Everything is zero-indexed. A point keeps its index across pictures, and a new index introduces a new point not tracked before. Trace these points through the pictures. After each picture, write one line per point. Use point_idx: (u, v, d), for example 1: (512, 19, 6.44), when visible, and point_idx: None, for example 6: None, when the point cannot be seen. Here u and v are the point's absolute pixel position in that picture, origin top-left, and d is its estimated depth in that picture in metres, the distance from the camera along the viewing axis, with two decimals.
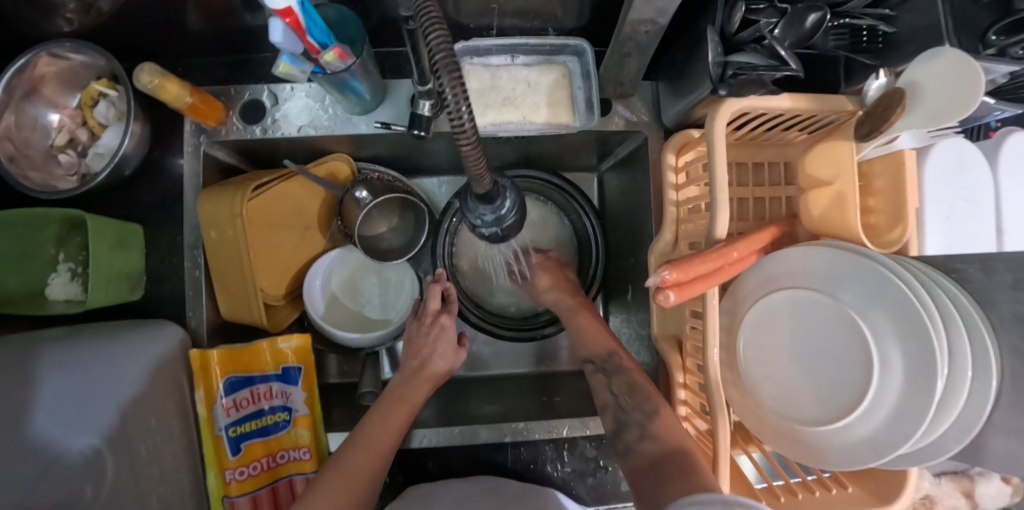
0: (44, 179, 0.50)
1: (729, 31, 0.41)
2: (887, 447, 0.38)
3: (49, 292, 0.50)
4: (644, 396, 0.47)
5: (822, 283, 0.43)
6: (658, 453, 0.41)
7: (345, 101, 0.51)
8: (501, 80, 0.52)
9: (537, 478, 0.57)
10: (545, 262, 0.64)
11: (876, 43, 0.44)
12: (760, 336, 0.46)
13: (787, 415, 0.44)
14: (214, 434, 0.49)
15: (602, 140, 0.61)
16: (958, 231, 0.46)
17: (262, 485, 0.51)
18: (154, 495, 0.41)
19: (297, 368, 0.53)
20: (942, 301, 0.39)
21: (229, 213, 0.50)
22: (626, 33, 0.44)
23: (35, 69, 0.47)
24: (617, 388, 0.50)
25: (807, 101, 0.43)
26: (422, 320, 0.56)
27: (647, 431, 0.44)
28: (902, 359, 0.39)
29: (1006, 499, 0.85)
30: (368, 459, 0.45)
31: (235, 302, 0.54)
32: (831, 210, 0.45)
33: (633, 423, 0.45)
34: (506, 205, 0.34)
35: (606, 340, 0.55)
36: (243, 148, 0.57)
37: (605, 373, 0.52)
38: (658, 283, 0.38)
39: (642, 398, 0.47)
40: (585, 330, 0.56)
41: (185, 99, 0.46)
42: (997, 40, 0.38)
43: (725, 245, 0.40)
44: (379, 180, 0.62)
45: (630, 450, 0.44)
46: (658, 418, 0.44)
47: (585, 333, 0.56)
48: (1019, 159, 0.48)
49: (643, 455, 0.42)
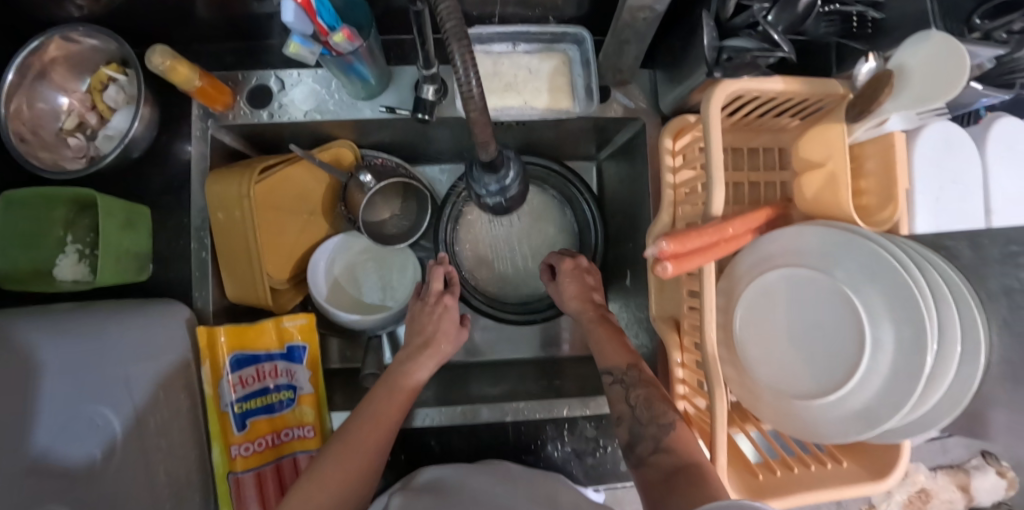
0: (54, 160, 0.51)
1: (724, 16, 0.42)
2: (878, 419, 0.38)
3: (56, 273, 0.51)
4: (661, 409, 0.44)
5: (816, 261, 0.43)
6: (672, 467, 0.38)
7: (351, 85, 0.52)
8: (503, 67, 0.53)
9: (538, 458, 0.58)
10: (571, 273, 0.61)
11: (866, 29, 0.45)
12: (755, 314, 0.47)
13: (782, 391, 0.44)
14: (220, 410, 0.51)
15: (601, 127, 0.63)
16: (951, 210, 0.45)
17: (266, 462, 0.53)
18: (161, 467, 0.43)
19: (302, 346, 0.55)
20: (932, 274, 0.40)
21: (237, 194, 0.52)
22: (625, 20, 0.45)
23: (46, 53, 0.49)
24: (635, 400, 0.46)
25: (799, 84, 0.44)
26: (426, 300, 0.58)
27: (662, 444, 0.41)
28: (893, 332, 0.39)
29: (1001, 494, 0.83)
30: (374, 431, 0.46)
31: (242, 283, 0.55)
32: (823, 192, 0.47)
33: (648, 436, 0.42)
34: (509, 175, 0.38)
35: (625, 354, 0.51)
36: (247, 133, 0.58)
37: (624, 385, 0.48)
38: (656, 254, 0.39)
39: (658, 411, 0.44)
40: (604, 344, 0.53)
41: (194, 82, 0.48)
42: (982, 24, 0.40)
43: (721, 222, 0.41)
44: (382, 165, 0.63)
45: (644, 463, 0.41)
46: (673, 432, 0.41)
47: (604, 346, 0.53)
48: (1006, 142, 0.50)
49: (657, 468, 0.39)
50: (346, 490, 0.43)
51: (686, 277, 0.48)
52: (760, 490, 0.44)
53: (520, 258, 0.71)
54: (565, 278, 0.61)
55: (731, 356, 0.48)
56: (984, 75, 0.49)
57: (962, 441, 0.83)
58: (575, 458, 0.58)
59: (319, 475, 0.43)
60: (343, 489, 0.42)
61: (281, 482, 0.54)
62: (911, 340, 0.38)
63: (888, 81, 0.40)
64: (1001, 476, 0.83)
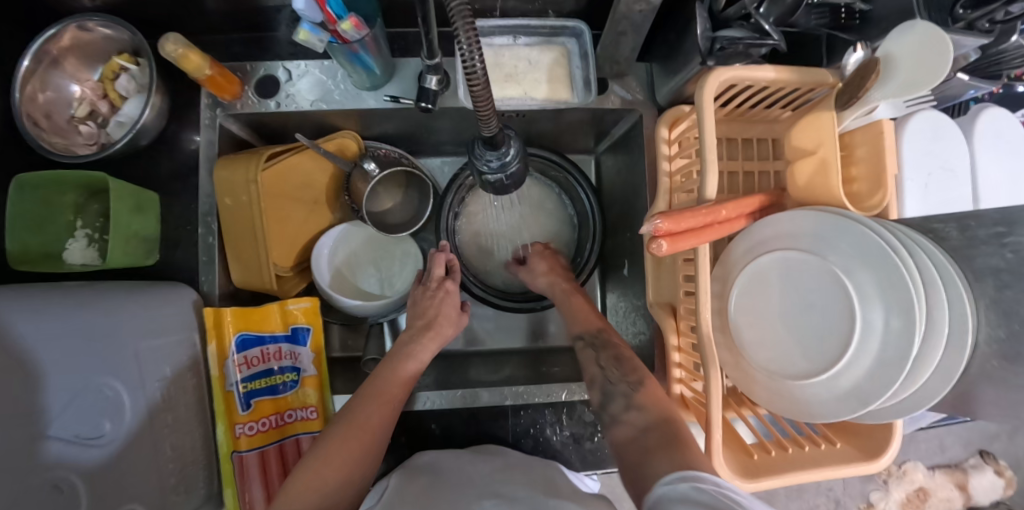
0: (65, 145, 0.53)
1: (717, 8, 0.44)
2: (870, 397, 0.39)
3: (66, 256, 0.52)
4: (631, 369, 0.49)
5: (809, 244, 0.44)
6: (646, 424, 0.42)
7: (356, 75, 0.54)
8: (504, 58, 0.55)
9: (537, 442, 0.59)
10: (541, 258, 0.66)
11: (853, 20, 0.47)
12: (749, 298, 0.47)
13: (776, 372, 0.45)
14: (226, 389, 0.53)
15: (599, 118, 0.64)
16: (935, 197, 0.48)
17: (269, 442, 0.55)
18: (167, 441, 0.45)
19: (306, 329, 0.58)
20: (922, 258, 0.40)
21: (244, 179, 0.54)
22: (622, 12, 0.46)
23: (61, 42, 0.51)
24: (605, 362, 0.51)
25: (790, 73, 0.45)
26: (428, 285, 0.61)
27: (632, 402, 0.45)
28: (883, 311, 0.40)
29: (999, 493, 0.84)
30: (377, 411, 0.48)
31: (248, 267, 0.57)
32: (814, 177, 0.47)
33: (620, 395, 0.47)
34: (509, 151, 0.39)
35: (595, 322, 0.57)
36: (254, 122, 0.60)
37: (594, 347, 0.54)
38: (651, 231, 0.41)
39: (628, 370, 0.49)
40: (578, 311, 0.59)
41: (205, 70, 0.49)
42: (965, 13, 0.41)
43: (715, 204, 0.43)
44: (387, 156, 0.64)
45: (617, 421, 0.45)
46: (642, 389, 0.46)
47: (578, 313, 0.59)
48: (991, 132, 0.52)
49: (628, 426, 0.43)
50: (351, 468, 0.43)
51: (681, 262, 0.49)
52: (754, 470, 0.45)
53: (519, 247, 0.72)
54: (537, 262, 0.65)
55: (727, 340, 0.48)
56: (974, 67, 0.50)
57: (960, 439, 0.83)
58: (573, 443, 0.59)
59: (325, 454, 0.43)
60: (349, 467, 0.43)
61: (283, 462, 0.55)
62: (901, 318, 0.38)
63: (873, 69, 0.41)
64: (999, 475, 0.83)
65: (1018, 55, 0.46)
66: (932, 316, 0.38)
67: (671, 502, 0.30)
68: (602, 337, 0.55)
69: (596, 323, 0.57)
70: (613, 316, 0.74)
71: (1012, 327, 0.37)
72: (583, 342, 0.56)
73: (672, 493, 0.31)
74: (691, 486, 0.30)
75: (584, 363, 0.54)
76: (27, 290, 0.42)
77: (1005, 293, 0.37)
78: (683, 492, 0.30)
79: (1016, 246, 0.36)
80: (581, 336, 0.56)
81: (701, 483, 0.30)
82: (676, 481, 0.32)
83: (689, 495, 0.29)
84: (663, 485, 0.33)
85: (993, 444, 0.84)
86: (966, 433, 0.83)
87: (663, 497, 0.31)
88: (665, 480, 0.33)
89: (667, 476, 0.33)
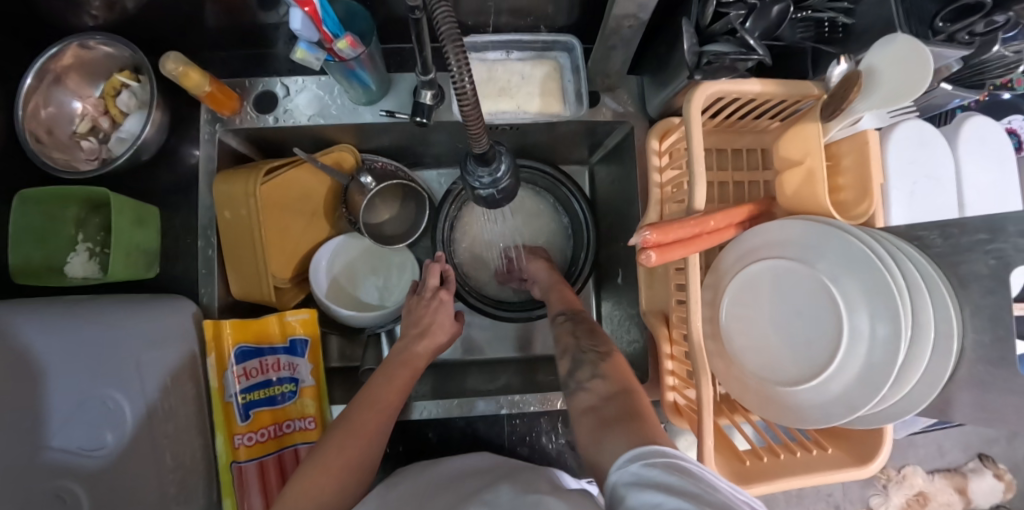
0: (67, 160, 0.54)
1: (703, 24, 0.45)
2: (859, 402, 0.40)
3: (68, 269, 0.53)
4: (602, 341, 0.48)
5: (797, 252, 0.44)
6: (607, 393, 0.40)
7: (352, 90, 0.55)
8: (497, 73, 0.56)
9: (534, 450, 0.60)
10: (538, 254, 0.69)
11: (837, 34, 0.48)
12: (740, 305, 0.48)
13: (768, 378, 0.45)
14: (225, 400, 0.54)
15: (592, 130, 0.65)
16: (920, 204, 0.49)
17: (268, 453, 0.56)
18: (169, 451, 0.46)
19: (303, 340, 0.58)
20: (907, 265, 0.40)
21: (243, 194, 0.55)
22: (612, 27, 0.48)
23: (63, 60, 0.52)
24: (579, 333, 0.50)
25: (776, 86, 0.46)
26: (423, 294, 0.62)
27: (598, 371, 0.43)
28: (870, 318, 0.40)
29: (999, 497, 0.84)
30: (374, 418, 0.48)
31: (247, 279, 0.58)
32: (802, 188, 0.48)
33: (587, 363, 0.45)
34: (500, 168, 0.40)
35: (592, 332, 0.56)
36: (253, 137, 0.61)
37: (573, 321, 0.53)
38: (640, 242, 0.41)
39: (599, 342, 0.48)
40: (564, 295, 0.59)
41: (204, 87, 0.50)
42: (945, 26, 0.42)
43: (703, 215, 0.44)
44: (383, 169, 0.66)
45: (580, 390, 0.42)
46: (610, 360, 0.44)
47: (564, 295, 0.59)
48: (976, 141, 0.53)
49: (589, 395, 0.41)
50: (347, 476, 0.44)
51: (673, 271, 0.50)
52: (747, 475, 0.46)
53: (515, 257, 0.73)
54: (532, 255, 0.68)
55: (719, 347, 0.49)
56: (959, 77, 0.51)
57: (958, 443, 0.83)
58: (569, 450, 0.61)
59: (323, 463, 0.43)
60: (345, 474, 0.43)
61: (282, 470, 0.56)
62: (887, 325, 0.39)
63: (856, 82, 0.41)
64: (999, 479, 0.83)
65: (1000, 65, 0.48)
66: (918, 322, 0.39)
67: (625, 488, 0.27)
68: (582, 314, 0.54)
69: (586, 314, 0.55)
70: (608, 324, 0.75)
71: (997, 332, 0.36)
72: (563, 316, 0.55)
73: (625, 477, 0.28)
74: (641, 465, 0.28)
75: (558, 334, 0.53)
76: (30, 304, 0.43)
77: (990, 299, 0.37)
78: (636, 474, 0.27)
79: (999, 252, 0.36)
80: (561, 312, 0.56)
81: (651, 460, 0.28)
82: (627, 463, 0.29)
83: (642, 476, 0.27)
84: (615, 470, 0.29)
85: (992, 448, 0.84)
86: (964, 436, 0.83)
87: (617, 484, 0.28)
88: (617, 465, 0.30)
89: (620, 459, 0.30)
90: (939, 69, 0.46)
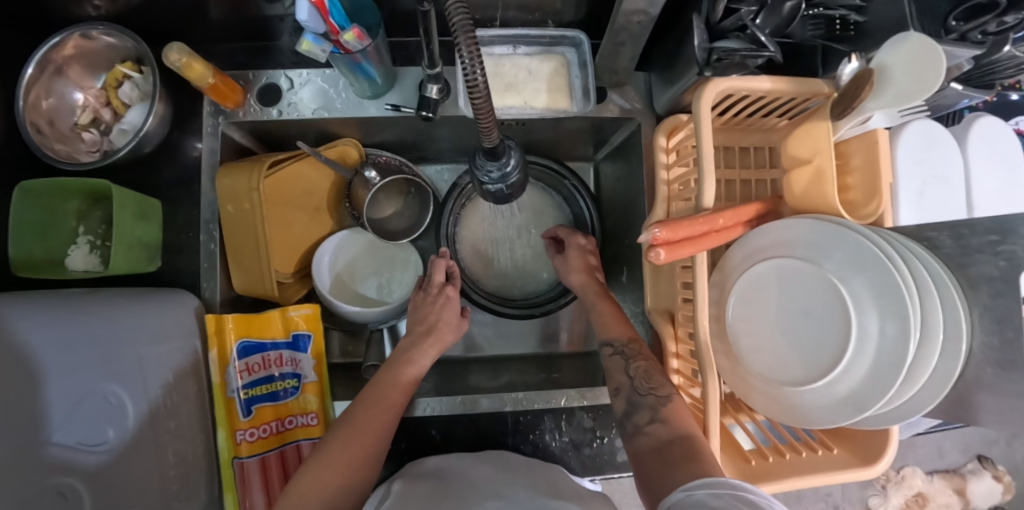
0: (67, 151, 0.53)
1: (714, 20, 0.44)
2: (866, 402, 0.39)
3: (68, 263, 0.52)
4: (659, 381, 0.46)
5: (805, 251, 0.44)
6: (669, 437, 0.40)
7: (357, 84, 0.55)
8: (504, 68, 0.56)
9: (537, 448, 0.60)
10: (578, 250, 0.64)
11: (848, 31, 0.48)
12: (747, 305, 0.47)
13: (774, 379, 0.45)
14: (227, 396, 0.53)
15: (598, 127, 0.65)
16: (929, 205, 0.49)
17: (270, 448, 0.55)
18: (171, 448, 0.46)
19: (307, 335, 0.58)
20: (916, 265, 0.40)
21: (246, 187, 0.54)
22: (621, 23, 0.47)
23: (65, 50, 0.52)
24: (634, 372, 0.49)
25: (786, 83, 0.46)
26: (428, 291, 0.62)
27: (658, 415, 0.43)
28: (877, 318, 0.40)
29: (997, 498, 0.84)
30: (379, 415, 0.48)
31: (248, 274, 0.57)
32: (811, 187, 0.47)
33: (646, 406, 0.44)
34: (510, 162, 0.40)
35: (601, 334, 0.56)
36: (256, 130, 0.60)
37: (623, 356, 0.51)
38: (650, 241, 0.41)
39: (657, 382, 0.46)
40: (606, 317, 0.57)
41: (208, 79, 0.50)
42: (958, 25, 0.42)
43: (712, 213, 0.43)
44: (387, 164, 0.65)
45: (640, 433, 0.43)
46: (671, 404, 0.43)
47: (607, 319, 0.57)
48: (984, 141, 0.52)
49: (652, 438, 0.41)
50: (352, 472, 0.44)
51: (680, 269, 0.50)
52: (753, 475, 0.45)
53: (518, 253, 0.73)
54: (572, 252, 0.64)
55: (725, 347, 0.49)
56: (969, 77, 0.51)
57: (958, 445, 0.83)
58: (572, 449, 0.60)
59: (327, 460, 0.43)
60: (351, 470, 0.44)
61: (285, 467, 0.56)
62: (896, 325, 0.39)
63: (870, 80, 0.41)
64: (997, 481, 0.83)
65: (1011, 66, 0.47)
66: (927, 322, 0.39)
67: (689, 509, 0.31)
68: (632, 347, 0.52)
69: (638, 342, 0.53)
70: None
71: (1004, 334, 0.36)
72: (612, 350, 0.53)
73: (690, 499, 0.32)
74: (708, 492, 0.31)
75: (610, 370, 0.51)
76: (31, 297, 0.42)
77: (999, 300, 0.36)
78: (701, 499, 0.31)
79: (1008, 254, 0.35)
80: (610, 345, 0.54)
81: (719, 489, 0.31)
82: (695, 488, 0.32)
83: (706, 502, 0.30)
84: (681, 491, 0.33)
85: (991, 450, 0.84)
86: (964, 438, 0.83)
87: (680, 502, 0.32)
88: (684, 487, 0.33)
89: (686, 484, 0.34)
90: (950, 68, 0.46)
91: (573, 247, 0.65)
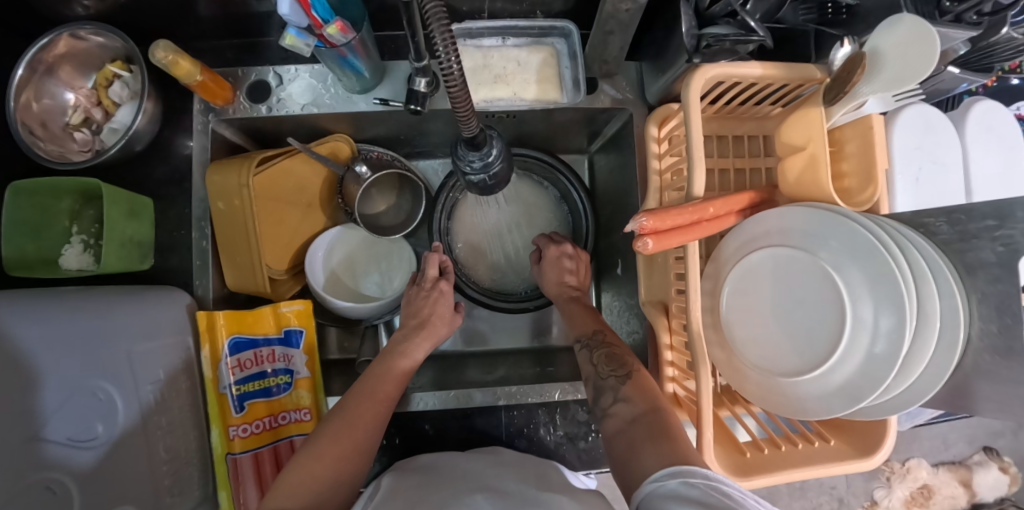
0: (58, 152, 0.54)
1: (702, 6, 0.43)
2: (863, 392, 0.38)
3: (63, 261, 0.53)
4: (621, 363, 0.49)
5: (801, 240, 0.43)
6: (634, 415, 0.42)
7: (346, 78, 0.54)
8: (493, 60, 0.55)
9: (531, 443, 0.60)
10: (555, 261, 0.64)
11: (841, 16, 0.47)
12: (741, 296, 0.46)
13: (769, 369, 0.44)
14: (219, 392, 0.55)
15: (590, 118, 0.64)
16: (925, 191, 0.47)
17: (264, 444, 0.56)
18: (163, 442, 0.47)
19: (299, 331, 0.59)
20: (912, 253, 0.39)
21: (236, 183, 0.55)
22: (608, 11, 0.46)
23: (55, 50, 0.52)
24: (598, 360, 0.50)
25: (777, 69, 0.45)
26: (422, 285, 0.62)
27: (620, 395, 0.45)
28: (875, 308, 0.39)
29: (1004, 490, 0.83)
30: (372, 408, 0.48)
31: (241, 271, 0.58)
32: (805, 173, 0.45)
33: (609, 388, 0.47)
34: (492, 152, 0.40)
35: (592, 323, 0.56)
36: (248, 127, 0.61)
37: (588, 348, 0.53)
38: (637, 230, 0.41)
39: (618, 365, 0.49)
40: (574, 317, 0.58)
41: (196, 76, 0.50)
42: (952, 6, 0.41)
43: (703, 201, 0.43)
44: (379, 159, 0.65)
45: (607, 415, 0.45)
46: (631, 381, 0.46)
47: (574, 319, 0.58)
48: (985, 125, 0.51)
49: (617, 418, 0.43)
50: (344, 464, 0.44)
51: (672, 260, 0.49)
52: (746, 468, 0.45)
53: (511, 247, 0.73)
54: (549, 264, 0.64)
55: (719, 337, 0.48)
56: (967, 60, 0.50)
57: (964, 437, 0.82)
58: (568, 443, 0.60)
59: (318, 451, 0.43)
60: (340, 462, 0.44)
61: (278, 463, 0.56)
62: (891, 316, 0.37)
63: (862, 62, 0.38)
64: (1003, 472, 0.82)
65: (1010, 48, 0.46)
66: (924, 313, 0.37)
67: (663, 499, 0.32)
68: (597, 339, 0.53)
69: (604, 334, 0.54)
70: (607, 315, 0.75)
71: (1004, 321, 0.35)
72: (580, 346, 0.54)
73: (662, 490, 0.32)
74: (681, 482, 0.32)
75: (579, 363, 0.53)
76: (22, 293, 0.43)
77: (997, 286, 0.35)
78: (674, 489, 0.31)
79: (1007, 239, 0.34)
80: (579, 340, 0.55)
81: (692, 478, 0.31)
82: (666, 478, 0.33)
83: (680, 492, 0.31)
84: (652, 481, 0.34)
85: (998, 441, 0.83)
86: (971, 431, 0.82)
87: (653, 493, 0.33)
88: (654, 477, 0.34)
89: (656, 473, 0.34)
90: (945, 51, 0.44)
91: (549, 259, 0.64)
